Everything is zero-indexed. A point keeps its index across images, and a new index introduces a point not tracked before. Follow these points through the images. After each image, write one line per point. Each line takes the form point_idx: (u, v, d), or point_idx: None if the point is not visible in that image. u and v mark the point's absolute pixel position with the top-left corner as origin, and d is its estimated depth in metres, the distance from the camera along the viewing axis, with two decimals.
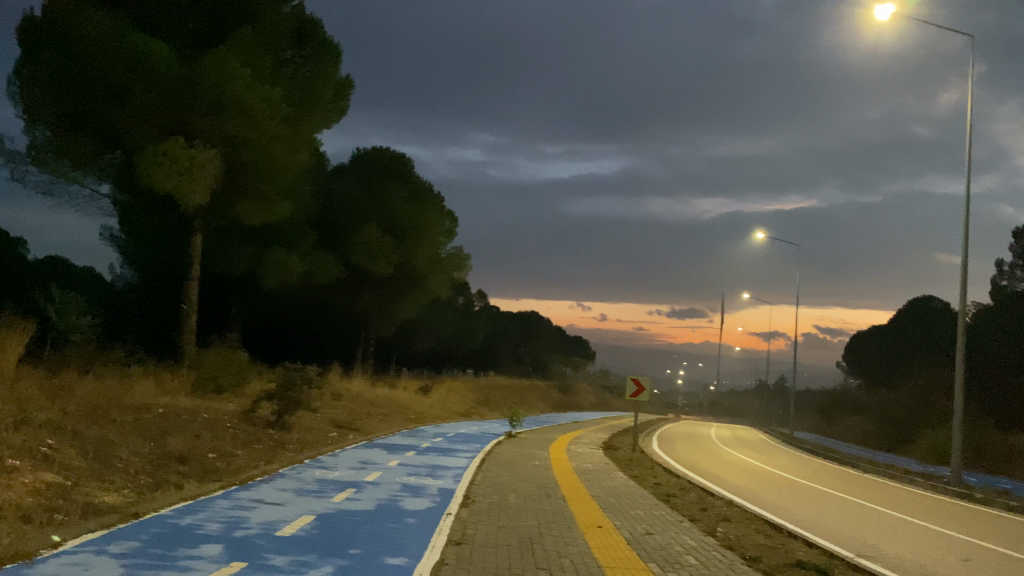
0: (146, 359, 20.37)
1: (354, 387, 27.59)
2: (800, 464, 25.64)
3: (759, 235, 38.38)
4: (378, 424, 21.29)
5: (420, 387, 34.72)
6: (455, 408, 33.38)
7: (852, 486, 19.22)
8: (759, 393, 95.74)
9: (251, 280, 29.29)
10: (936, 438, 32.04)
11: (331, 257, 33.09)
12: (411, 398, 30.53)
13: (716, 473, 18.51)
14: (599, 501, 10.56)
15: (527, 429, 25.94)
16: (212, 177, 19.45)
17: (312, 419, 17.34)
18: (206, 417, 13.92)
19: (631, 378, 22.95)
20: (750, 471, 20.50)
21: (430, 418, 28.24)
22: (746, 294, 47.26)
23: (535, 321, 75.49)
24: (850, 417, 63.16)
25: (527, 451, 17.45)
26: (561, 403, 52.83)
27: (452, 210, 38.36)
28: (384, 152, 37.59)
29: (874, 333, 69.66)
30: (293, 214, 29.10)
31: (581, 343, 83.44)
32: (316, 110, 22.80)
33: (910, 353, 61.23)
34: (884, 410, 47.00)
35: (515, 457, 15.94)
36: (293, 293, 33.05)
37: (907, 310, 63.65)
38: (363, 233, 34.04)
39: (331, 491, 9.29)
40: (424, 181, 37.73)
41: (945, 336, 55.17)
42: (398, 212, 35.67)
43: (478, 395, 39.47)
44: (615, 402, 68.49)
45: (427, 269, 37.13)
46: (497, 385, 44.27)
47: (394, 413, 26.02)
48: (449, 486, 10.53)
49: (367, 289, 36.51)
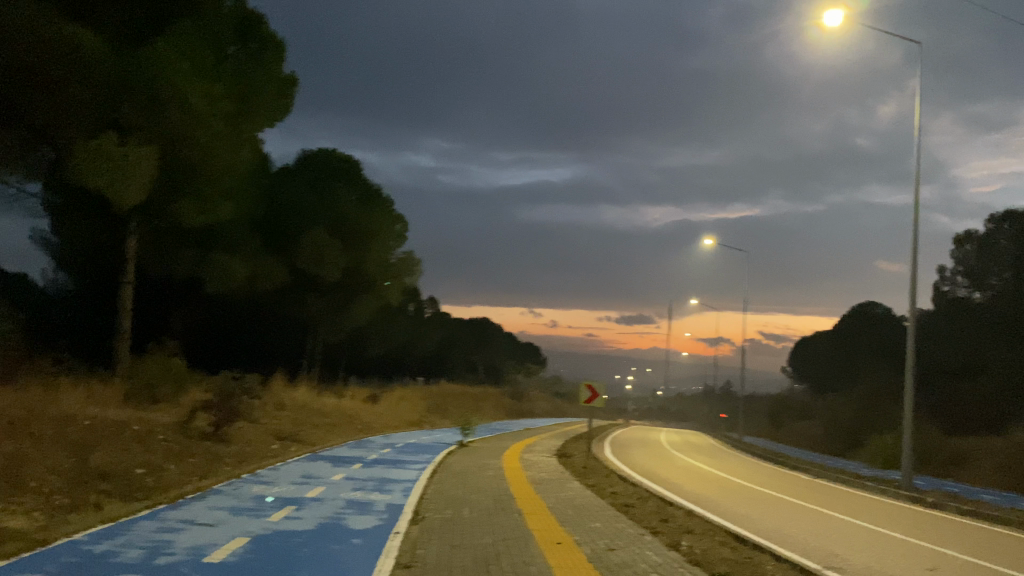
0: (76, 367, 19.26)
1: (300, 397, 26.67)
2: (753, 470, 25.56)
3: (709, 240, 38.52)
4: (324, 434, 20.51)
5: (369, 395, 33.86)
6: (405, 416, 32.65)
7: (806, 492, 19.12)
8: (709, 398, 96.65)
9: (192, 285, 28.17)
10: (883, 442, 32.40)
11: (277, 262, 32.12)
12: (360, 406, 29.72)
13: (672, 481, 18.20)
14: (557, 514, 10.07)
15: (479, 437, 25.38)
16: (148, 176, 18.45)
17: (254, 430, 16.53)
18: (137, 429, 13.06)
19: (585, 385, 22.57)
20: (705, 478, 20.27)
21: (379, 427, 27.46)
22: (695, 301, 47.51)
23: (486, 328, 74.92)
24: (798, 421, 64.04)
25: (479, 461, 16.89)
26: (513, 410, 52.33)
27: (402, 214, 37.65)
28: (332, 154, 36.70)
29: (820, 339, 70.80)
30: (236, 217, 28.11)
31: (533, 349, 83.14)
32: (259, 108, 22.00)
33: (854, 358, 62.32)
34: (831, 414, 47.62)
35: (468, 468, 15.37)
36: (236, 298, 31.95)
37: (852, 316, 64.81)
38: (309, 236, 33.11)
39: (270, 509, 8.62)
40: (373, 184, 36.95)
41: (888, 342, 56.25)
42: (346, 216, 34.82)
43: (428, 402, 38.74)
44: (567, 408, 68.28)
45: (376, 275, 36.34)
46: (448, 392, 43.57)
47: (341, 422, 25.19)
48: (398, 501, 9.93)
49: (313, 295, 35.54)
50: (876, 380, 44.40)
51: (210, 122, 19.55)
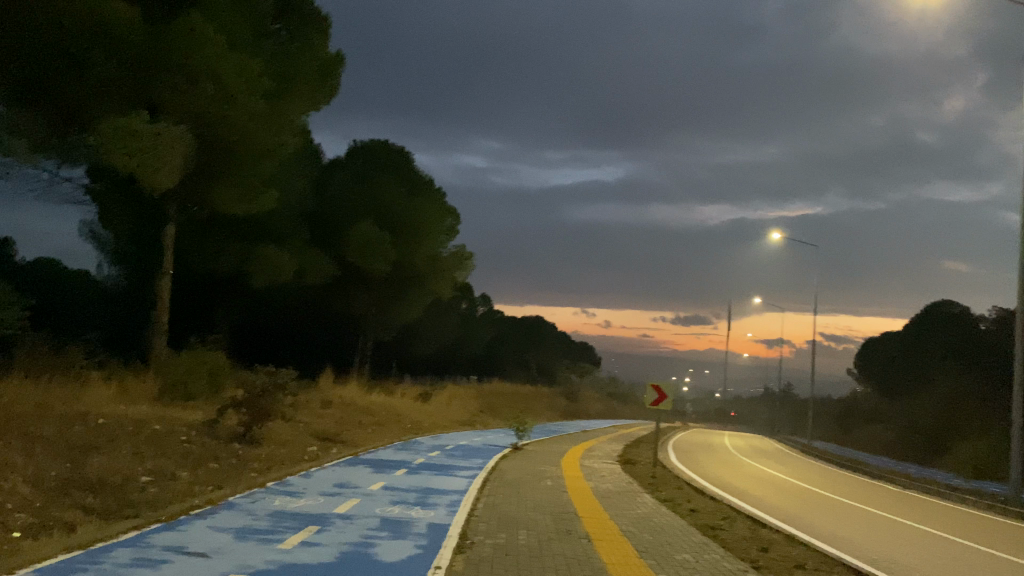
0: (110, 363, 18.24)
1: (346, 395, 25.39)
2: (835, 480, 23.29)
3: (776, 234, 36.28)
4: (368, 435, 19.08)
5: (420, 394, 32.46)
6: (457, 416, 31.18)
7: (905, 508, 16.91)
8: (770, 401, 93.44)
9: (238, 279, 27.19)
10: (974, 450, 29.66)
11: (323, 254, 31.03)
12: (409, 405, 28.34)
13: (753, 493, 16.23)
14: (633, 541, 8.34)
15: (535, 441, 23.71)
16: (181, 159, 17.30)
17: (291, 430, 15.18)
18: (158, 429, 11.75)
19: (652, 385, 20.69)
20: (787, 489, 18.23)
21: (428, 427, 26.02)
22: (757, 299, 44.98)
23: (540, 327, 73.23)
24: (869, 426, 60.83)
25: (536, 468, 15.20)
26: (568, 411, 50.54)
27: (454, 206, 36.20)
28: (382, 144, 35.45)
29: (891, 338, 67.19)
30: (281, 208, 27.02)
31: (588, 350, 81.17)
32: (301, 88, 20.73)
33: (929, 359, 58.76)
34: (908, 419, 44.67)
35: (524, 477, 13.72)
36: (284, 293, 30.93)
37: (926, 315, 61.22)
38: (358, 229, 31.94)
39: (285, 532, 7.08)
40: (424, 175, 35.59)
41: (968, 341, 52.73)
42: (396, 208, 33.51)
43: (481, 402, 37.21)
44: (623, 410, 66.22)
45: (426, 269, 34.98)
46: (501, 392, 42.04)
47: (390, 422, 23.78)
48: (441, 521, 8.26)
49: (363, 290, 34.33)
50: (959, 383, 41.32)
51: (249, 100, 18.29)
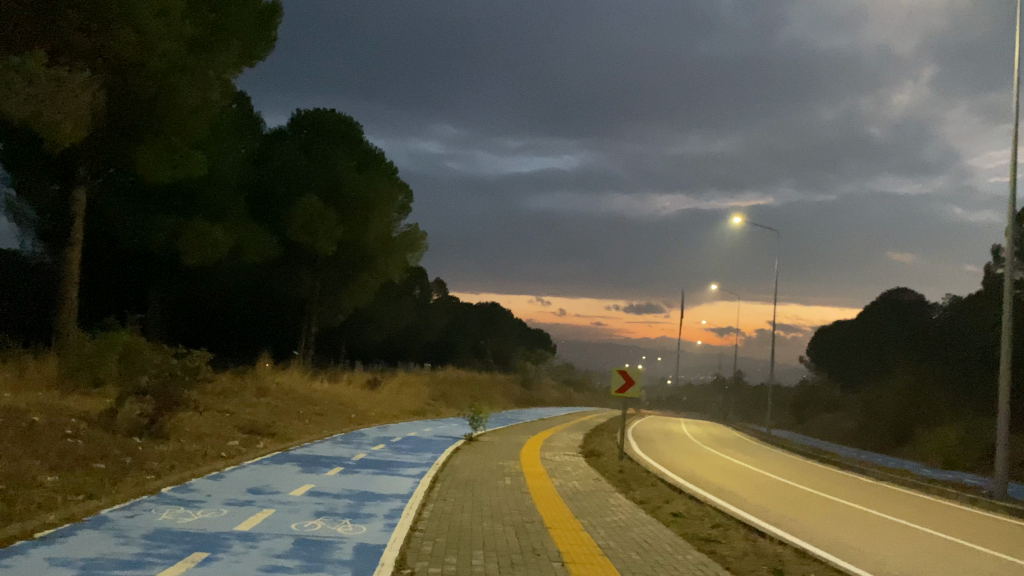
0: (7, 345, 15.95)
1: (286, 382, 23.36)
2: (806, 472, 22.04)
3: (737, 218, 35.21)
4: (307, 427, 17.12)
5: (367, 382, 30.48)
6: (407, 404, 29.33)
7: (890, 504, 15.64)
8: (724, 389, 93.41)
9: (169, 257, 24.89)
10: (943, 440, 28.84)
11: (263, 230, 28.85)
12: (356, 393, 26.41)
13: (730, 492, 14.77)
14: (615, 562, 6.70)
15: (491, 432, 21.98)
16: (88, 116, 15.12)
17: (210, 423, 13.20)
18: (36, 420, 9.72)
19: (619, 370, 19.03)
20: (762, 485, 16.80)
21: (375, 417, 24.11)
22: (715, 286, 44.07)
23: (495, 313, 71.50)
24: (826, 415, 60.62)
25: (492, 463, 13.46)
26: (524, 399, 48.99)
27: (406, 183, 34.15)
28: (328, 114, 33.11)
29: (845, 327, 67.05)
30: (215, 178, 24.82)
31: (543, 336, 79.79)
32: (231, 36, 18.74)
33: (884, 348, 58.65)
34: (868, 407, 44.13)
35: (479, 475, 11.99)
36: (221, 272, 28.67)
37: (880, 303, 61.10)
38: (301, 204, 29.79)
39: (158, 563, 5.22)
40: (373, 148, 33.49)
41: (923, 330, 52.54)
42: (344, 182, 31.39)
43: (433, 389, 35.36)
44: (579, 398, 65.04)
45: (376, 247, 32.92)
46: (455, 379, 40.27)
47: (332, 412, 21.82)
48: (373, 542, 6.43)
49: (307, 269, 32.21)
50: (919, 372, 40.78)
51: (168, 47, 16.12)
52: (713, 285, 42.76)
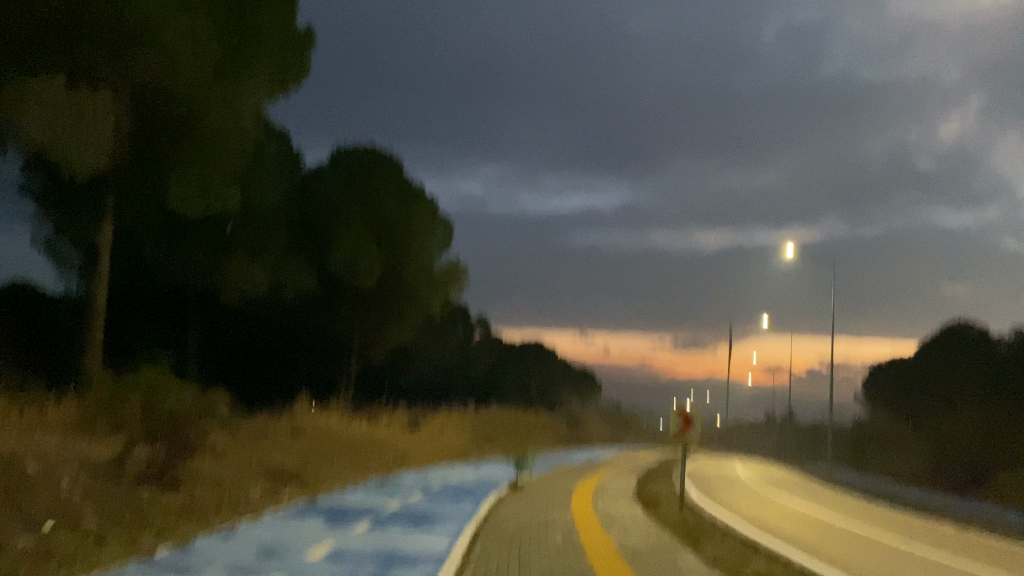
0: (26, 386, 15.09)
1: (322, 422, 22.30)
2: (883, 520, 20.08)
3: (790, 249, 33.47)
4: (340, 472, 15.88)
5: (409, 422, 29.31)
6: (449, 445, 28.03)
7: (993, 560, 13.81)
8: (777, 428, 90.06)
9: (205, 295, 24.23)
10: None
11: (301, 267, 28.14)
12: (395, 434, 25.22)
13: (811, 551, 13.08)
14: None
15: (537, 476, 20.50)
16: (110, 144, 14.74)
17: (231, 469, 12.08)
18: (31, 467, 8.70)
19: (677, 410, 17.10)
20: (843, 539, 15.03)
21: (416, 460, 22.84)
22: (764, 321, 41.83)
23: (539, 351, 70.00)
24: (889, 455, 57.56)
25: (541, 515, 12.04)
26: (570, 439, 47.26)
27: (447, 217, 33.24)
28: (368, 148, 32.45)
29: (904, 362, 64.04)
30: (252, 213, 24.18)
31: (589, 374, 77.98)
32: (264, 63, 18.14)
33: (948, 384, 55.68)
34: (938, 447, 41.43)
35: (526, 530, 10.58)
36: (259, 310, 27.97)
37: (942, 337, 58.16)
38: (339, 239, 29.04)
39: None
40: (414, 181, 32.70)
41: (991, 364, 49.64)
42: (383, 216, 30.56)
43: (477, 430, 34.01)
44: (627, 438, 62.90)
45: (417, 283, 31.94)
46: (499, 419, 38.87)
47: (370, 455, 20.60)
48: None
49: (346, 306, 31.35)
50: (993, 409, 38.14)
51: (196, 71, 15.45)
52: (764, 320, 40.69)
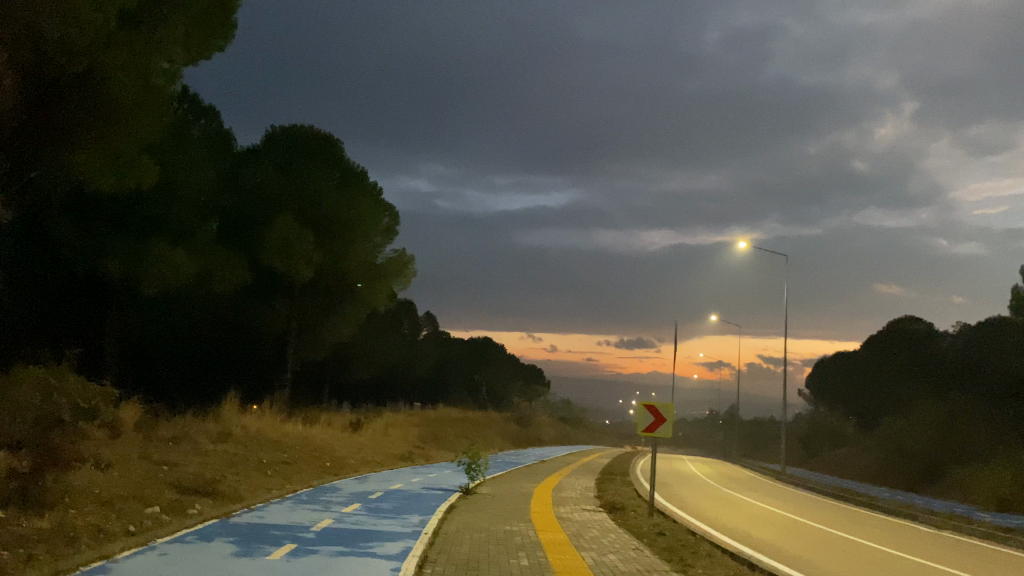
0: None
1: (253, 423, 20.26)
2: (858, 522, 18.87)
3: (741, 243, 32.41)
4: (267, 480, 13.94)
5: (350, 423, 27.34)
6: (394, 447, 26.17)
7: None
8: (724, 425, 89.97)
9: (123, 289, 21.97)
10: (995, 479, 25.74)
11: (233, 256, 25.98)
12: (335, 436, 23.28)
13: (804, 570, 11.60)
14: None
15: (489, 481, 18.83)
16: (5, 103, 12.43)
17: (126, 483, 10.13)
18: None
19: (646, 406, 15.27)
20: (828, 548, 13.69)
21: (357, 463, 20.94)
22: (714, 315, 40.98)
23: (488, 347, 68.29)
24: (838, 451, 57.37)
25: (498, 530, 10.36)
26: (521, 439, 45.60)
27: (392, 204, 31.24)
28: (306, 129, 30.29)
29: (851, 357, 64.10)
30: (177, 195, 22.04)
31: (538, 372, 76.57)
32: (175, 15, 16.24)
33: (894, 378, 55.71)
34: (890, 442, 40.98)
35: (480, 550, 8.89)
36: (185, 305, 25.71)
37: (887, 332, 58.26)
38: (274, 226, 26.94)
39: None
40: (355, 165, 30.71)
41: (936, 357, 49.67)
42: (322, 201, 28.52)
43: (424, 431, 32.14)
44: (578, 437, 61.59)
45: (359, 275, 29.94)
46: (447, 419, 37.09)
47: (306, 459, 18.64)
48: None
49: (283, 298, 29.19)
50: (945, 404, 37.74)
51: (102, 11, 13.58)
52: (714, 315, 39.55)
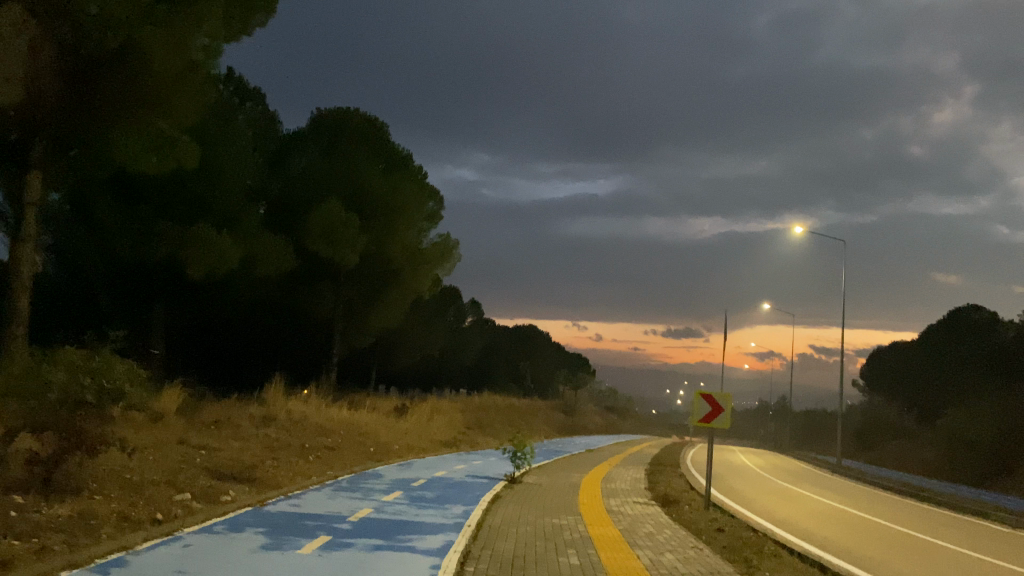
0: None
1: (297, 408, 19.96)
2: (924, 519, 17.83)
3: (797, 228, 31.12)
4: (306, 467, 13.51)
5: (395, 410, 27.02)
6: (439, 434, 25.75)
7: None
8: (774, 416, 88.10)
9: (169, 273, 21.86)
10: None
11: (279, 241, 25.74)
12: (379, 422, 22.92)
13: (874, 571, 10.75)
14: None
15: (536, 470, 18.23)
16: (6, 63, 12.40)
17: (159, 469, 9.76)
18: None
19: (702, 395, 14.47)
20: (898, 548, 12.80)
21: (401, 450, 20.51)
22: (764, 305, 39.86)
23: (534, 335, 67.78)
24: (895, 444, 55.49)
25: (546, 523, 9.71)
26: (567, 427, 44.96)
27: (437, 189, 30.73)
28: (351, 112, 29.85)
29: (908, 347, 61.95)
30: (223, 179, 21.82)
31: (584, 360, 75.75)
32: None
33: (954, 370, 53.62)
34: (952, 436, 39.35)
35: (527, 546, 8.25)
36: (231, 291, 25.59)
37: (947, 321, 56.06)
38: (320, 211, 26.61)
39: None
40: (401, 149, 30.22)
41: (1000, 348, 47.58)
42: (368, 186, 28.09)
43: (470, 418, 31.71)
44: (624, 426, 60.72)
45: (405, 261, 29.53)
46: (492, 406, 36.64)
47: (349, 446, 18.26)
48: None
49: (328, 284, 28.94)
50: (1012, 396, 35.99)
51: None
52: (764, 303, 38.39)
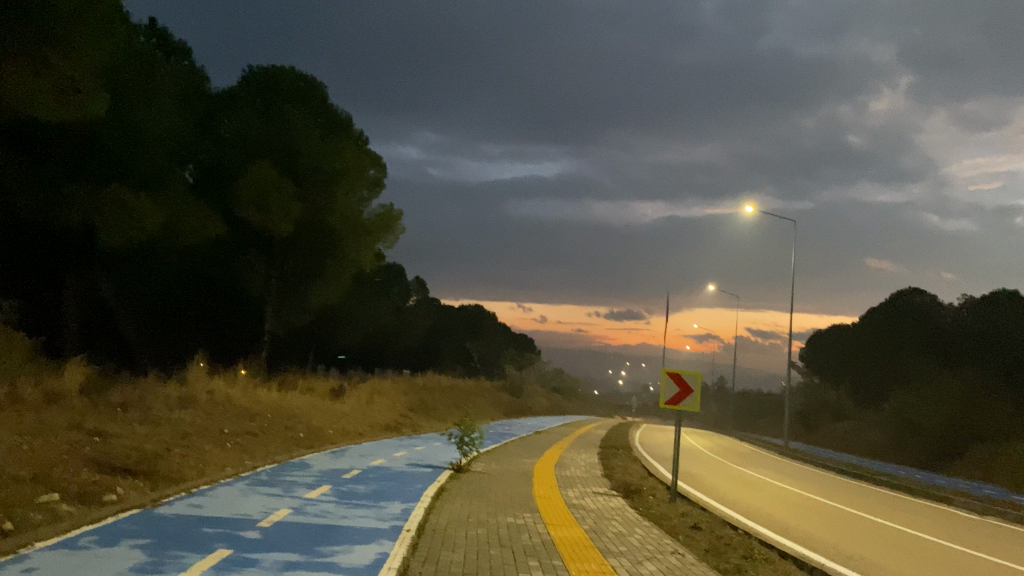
0: None
1: (220, 389, 18.07)
2: (890, 506, 16.97)
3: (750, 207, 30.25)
4: (223, 457, 11.78)
5: (332, 391, 25.24)
6: (380, 417, 24.12)
7: None
8: (718, 397, 88.40)
9: (79, 240, 19.64)
10: None
11: (206, 208, 23.57)
12: (313, 404, 21.16)
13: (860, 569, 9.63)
14: None
15: (483, 457, 16.77)
16: None
17: (28, 462, 7.97)
18: None
19: (669, 374, 13.18)
20: (879, 540, 11.75)
21: (336, 435, 18.84)
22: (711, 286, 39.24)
23: (479, 316, 66.25)
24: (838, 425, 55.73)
25: (500, 525, 8.22)
26: (513, 409, 43.66)
27: (380, 156, 28.84)
28: (287, 71, 27.63)
29: (850, 330, 62.39)
30: (143, 136, 19.63)
31: (530, 341, 74.54)
32: None
33: (895, 353, 54.07)
34: (897, 418, 39.28)
35: (479, 557, 6.75)
36: (151, 260, 23.41)
37: (889, 304, 56.47)
38: (251, 176, 24.50)
39: None
40: (341, 113, 28.17)
41: (941, 331, 47.95)
42: (305, 150, 25.99)
43: (412, 400, 30.14)
44: (570, 408, 59.77)
45: (344, 233, 27.63)
46: (436, 387, 35.09)
47: (278, 432, 16.50)
48: None
49: (261, 256, 26.87)
50: (958, 379, 35.95)
51: None
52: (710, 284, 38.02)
